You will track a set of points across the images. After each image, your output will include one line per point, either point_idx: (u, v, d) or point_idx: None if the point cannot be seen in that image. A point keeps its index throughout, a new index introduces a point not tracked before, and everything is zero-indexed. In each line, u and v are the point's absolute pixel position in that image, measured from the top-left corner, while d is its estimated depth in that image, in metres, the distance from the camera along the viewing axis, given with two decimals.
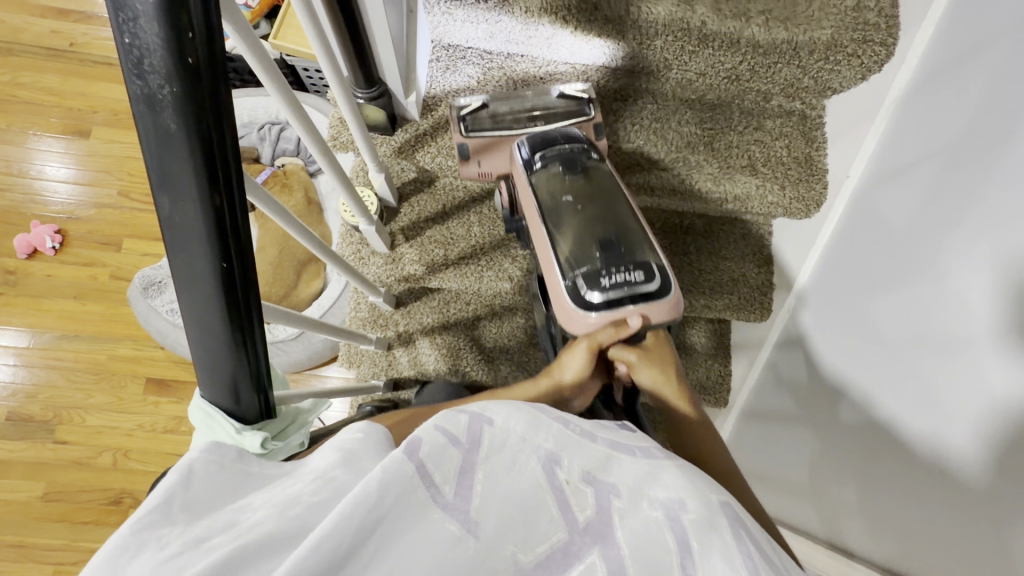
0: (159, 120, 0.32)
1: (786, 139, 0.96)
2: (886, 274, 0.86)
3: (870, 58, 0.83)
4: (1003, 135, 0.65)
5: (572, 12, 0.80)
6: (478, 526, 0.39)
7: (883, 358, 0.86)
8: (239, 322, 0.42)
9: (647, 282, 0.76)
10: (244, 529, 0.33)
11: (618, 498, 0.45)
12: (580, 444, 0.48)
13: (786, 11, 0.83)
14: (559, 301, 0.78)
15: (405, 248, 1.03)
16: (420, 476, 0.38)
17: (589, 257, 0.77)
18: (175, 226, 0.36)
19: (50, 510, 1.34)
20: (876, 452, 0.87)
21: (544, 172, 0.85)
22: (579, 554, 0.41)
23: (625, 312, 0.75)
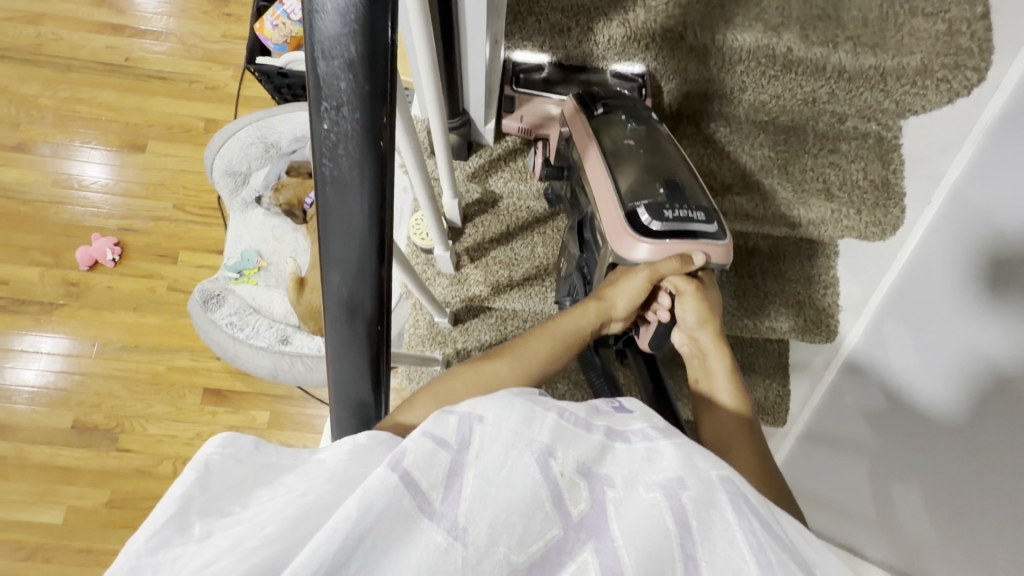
0: (344, 200, 0.33)
1: (863, 163, 0.94)
2: (975, 294, 0.81)
3: (960, 84, 0.81)
4: None
5: (655, 41, 0.82)
6: (465, 532, 0.36)
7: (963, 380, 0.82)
8: (377, 380, 0.42)
9: (704, 223, 0.75)
10: (246, 549, 0.33)
11: (612, 489, 0.43)
12: (577, 435, 0.45)
13: (874, 37, 0.81)
14: (613, 226, 0.75)
15: (470, 268, 1.04)
16: (405, 486, 0.36)
17: (650, 191, 0.76)
18: (337, 294, 0.37)
19: (115, 516, 1.38)
20: (947, 472, 0.84)
21: (604, 118, 0.81)
22: (571, 552, 0.40)
23: (685, 248, 0.74)
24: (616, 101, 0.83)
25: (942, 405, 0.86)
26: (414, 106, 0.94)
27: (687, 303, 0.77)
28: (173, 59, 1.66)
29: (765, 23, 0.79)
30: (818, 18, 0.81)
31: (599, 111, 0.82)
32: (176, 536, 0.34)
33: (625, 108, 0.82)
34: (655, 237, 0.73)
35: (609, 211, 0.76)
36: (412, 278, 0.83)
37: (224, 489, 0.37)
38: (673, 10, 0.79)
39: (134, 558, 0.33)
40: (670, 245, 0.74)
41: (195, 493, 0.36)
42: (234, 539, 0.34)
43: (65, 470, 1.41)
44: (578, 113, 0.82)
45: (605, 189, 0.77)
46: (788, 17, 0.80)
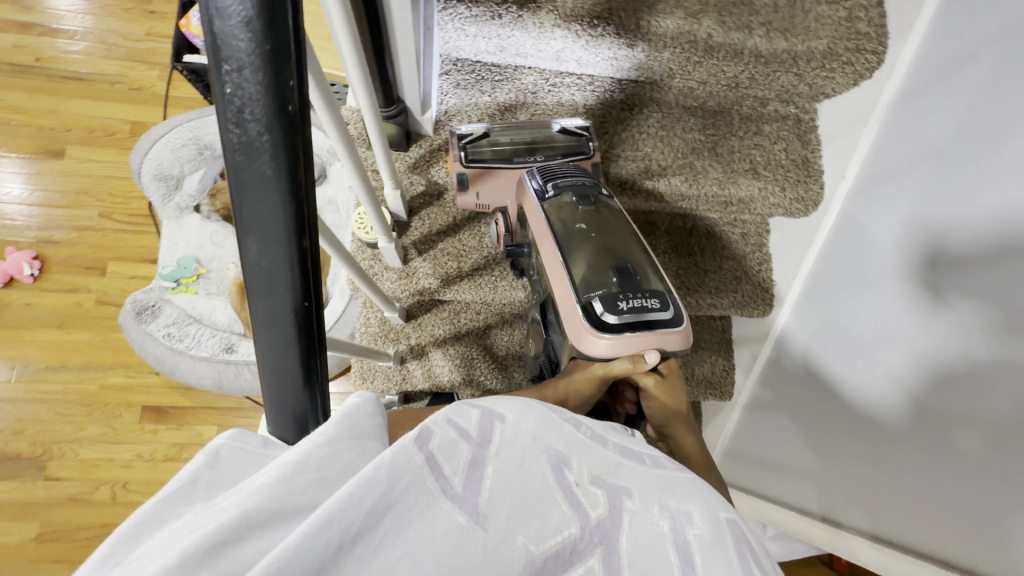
0: (255, 166, 0.32)
1: (785, 143, 0.99)
2: (881, 267, 0.94)
3: (862, 66, 0.88)
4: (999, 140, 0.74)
5: (584, 27, 0.82)
6: (487, 519, 0.36)
7: (891, 362, 0.93)
8: (310, 356, 0.41)
9: (660, 310, 0.75)
10: (252, 490, 0.32)
11: (631, 500, 0.44)
12: (591, 447, 0.47)
13: (785, 22, 0.86)
14: (572, 321, 0.77)
15: (418, 262, 1.03)
16: (429, 467, 0.36)
17: (604, 280, 0.77)
18: (258, 266, 0.36)
19: (46, 550, 1.28)
20: (884, 440, 0.95)
21: (554, 200, 0.86)
22: (582, 555, 0.40)
23: (643, 343, 0.74)
24: (567, 180, 0.87)
25: (871, 382, 0.96)
26: (348, 97, 0.93)
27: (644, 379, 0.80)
28: (91, 58, 1.56)
29: (687, 9, 0.84)
30: (734, 5, 0.86)
31: (550, 193, 0.87)
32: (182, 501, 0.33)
33: (573, 189, 0.86)
34: (612, 331, 0.73)
35: (564, 298, 0.78)
36: (359, 276, 0.81)
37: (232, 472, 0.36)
38: None
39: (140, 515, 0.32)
40: (628, 338, 0.74)
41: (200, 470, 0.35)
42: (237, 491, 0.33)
43: None
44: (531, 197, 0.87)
45: (561, 277, 0.80)
46: (706, 4, 0.85)
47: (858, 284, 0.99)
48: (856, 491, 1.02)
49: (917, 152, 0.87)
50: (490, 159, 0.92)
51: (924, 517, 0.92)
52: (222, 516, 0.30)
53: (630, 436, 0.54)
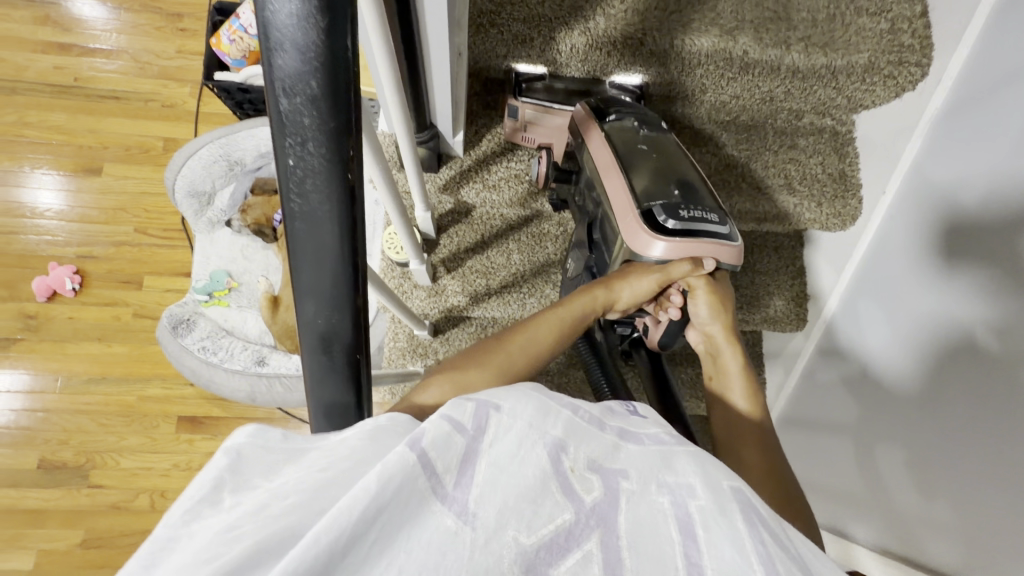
0: (316, 234, 0.33)
1: (820, 156, 0.98)
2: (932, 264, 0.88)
3: (904, 79, 0.86)
4: None
5: (617, 47, 0.81)
6: (476, 517, 0.35)
7: (937, 358, 0.87)
8: (363, 405, 0.42)
9: (716, 224, 0.77)
10: (268, 512, 0.31)
11: (625, 481, 0.44)
12: (589, 431, 0.46)
13: (824, 36, 0.83)
14: (627, 222, 0.77)
15: (447, 279, 1.04)
16: (421, 465, 0.35)
17: (664, 189, 0.78)
18: (316, 324, 0.37)
19: (90, 556, 1.32)
20: (941, 437, 0.86)
21: (616, 124, 0.82)
22: (579, 539, 0.38)
23: (701, 250, 0.76)
24: (628, 106, 0.84)
25: (919, 378, 0.90)
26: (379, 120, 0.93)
27: (698, 296, 0.82)
28: (125, 77, 1.60)
29: (721, 26, 0.81)
30: (769, 20, 0.83)
31: (611, 117, 0.83)
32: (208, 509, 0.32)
33: (636, 113, 0.83)
34: (670, 236, 0.75)
35: (623, 208, 0.77)
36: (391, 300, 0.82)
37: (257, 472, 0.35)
38: (631, 17, 0.79)
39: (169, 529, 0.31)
40: (684, 244, 0.75)
41: (229, 476, 0.34)
42: (262, 503, 0.32)
43: (34, 512, 1.34)
44: (592, 120, 0.83)
45: (620, 188, 0.78)
46: (742, 20, 0.82)
47: (907, 284, 0.92)
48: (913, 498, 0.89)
49: (959, 175, 0.82)
50: (546, 99, 0.86)
51: (948, 545, 0.83)
52: (244, 542, 0.29)
53: (633, 414, 0.56)
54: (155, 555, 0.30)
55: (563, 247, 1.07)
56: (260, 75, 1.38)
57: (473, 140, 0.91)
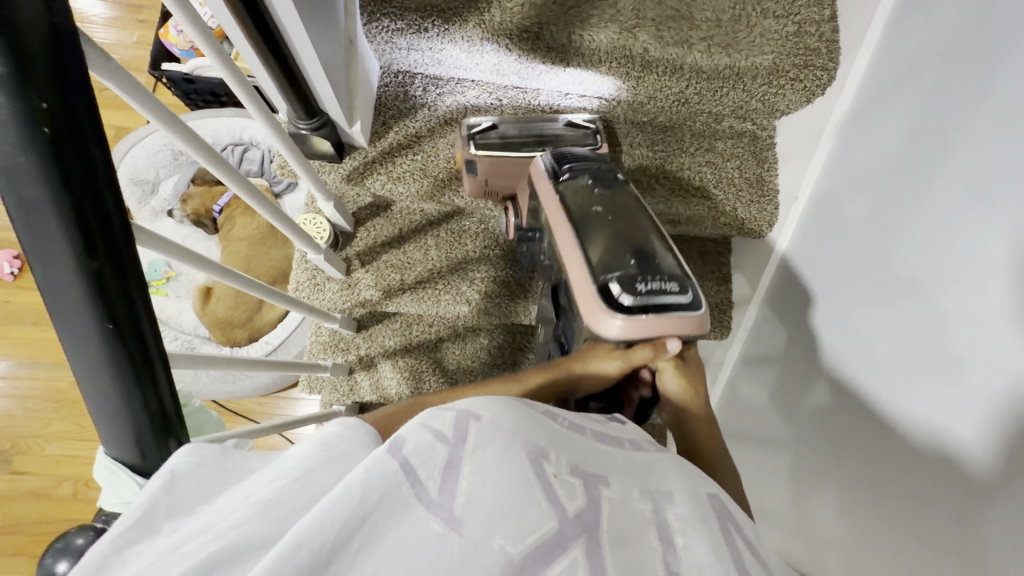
0: (16, 190, 0.31)
1: (738, 160, 0.97)
2: (857, 252, 0.82)
3: (812, 83, 0.84)
4: (936, 170, 0.69)
5: (514, 42, 0.80)
6: (462, 523, 0.40)
7: (853, 363, 0.81)
8: (149, 371, 0.41)
9: (680, 295, 0.73)
10: (221, 532, 0.36)
11: (605, 489, 0.49)
12: (569, 439, 0.53)
13: (727, 38, 0.82)
14: (584, 296, 0.74)
15: (361, 273, 1.02)
16: (403, 473, 0.40)
17: (622, 260, 0.73)
18: (49, 287, 0.35)
19: (8, 542, 1.31)
20: (866, 455, 0.76)
21: (570, 182, 0.82)
22: (563, 545, 0.42)
23: (661, 324, 0.72)
24: (584, 165, 0.83)
25: (844, 390, 0.82)
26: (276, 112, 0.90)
27: (667, 377, 0.77)
28: None
29: (620, 23, 0.81)
30: (672, 18, 0.83)
31: (565, 176, 0.83)
32: (143, 535, 0.37)
33: (591, 172, 0.82)
34: (627, 314, 0.71)
35: (581, 288, 0.74)
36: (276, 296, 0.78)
37: (189, 493, 0.41)
38: (528, 10, 0.79)
39: (100, 556, 0.35)
40: (643, 321, 0.71)
41: (160, 497, 0.39)
42: (203, 525, 0.38)
43: None
44: (547, 182, 0.82)
45: (575, 256, 0.76)
46: (643, 17, 0.82)
47: (835, 279, 0.87)
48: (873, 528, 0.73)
49: (865, 173, 0.81)
50: (501, 149, 0.88)
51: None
52: (185, 562, 0.34)
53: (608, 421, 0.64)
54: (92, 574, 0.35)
55: (482, 244, 1.06)
56: (207, 66, 1.38)
57: (378, 132, 0.90)
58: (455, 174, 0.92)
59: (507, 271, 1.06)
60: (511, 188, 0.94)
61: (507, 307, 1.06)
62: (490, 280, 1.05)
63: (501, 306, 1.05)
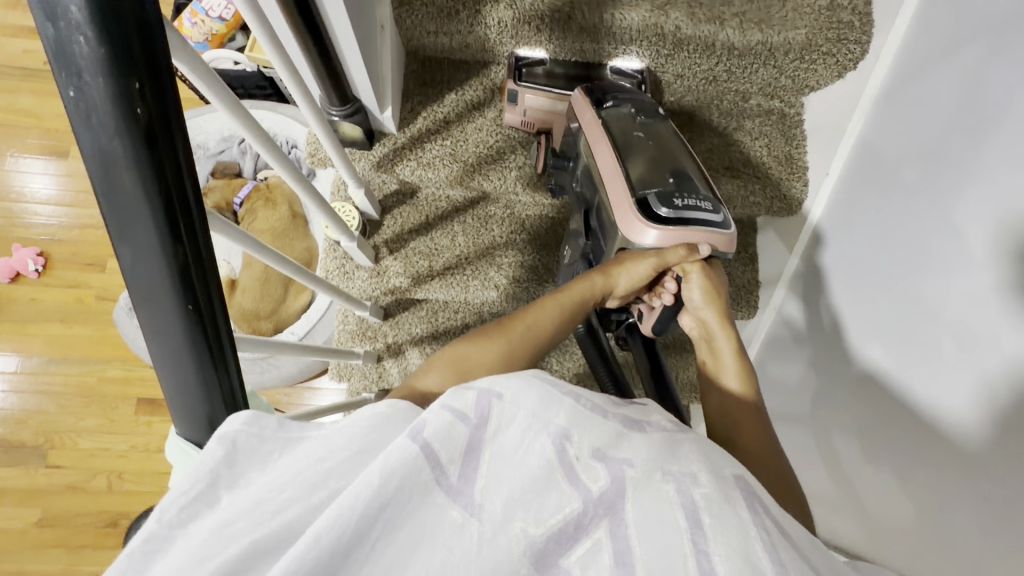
0: (113, 171, 0.32)
1: (767, 138, 0.96)
2: (889, 225, 0.82)
3: (844, 57, 0.83)
4: (978, 143, 0.67)
5: (545, 22, 0.79)
6: (481, 508, 0.42)
7: (886, 338, 0.82)
8: (222, 356, 0.42)
9: (711, 212, 0.75)
10: (267, 515, 0.38)
11: (632, 469, 0.47)
12: (591, 420, 0.50)
13: (760, 13, 0.82)
14: (620, 207, 0.75)
15: (390, 261, 1.03)
16: (424, 457, 0.42)
17: (660, 177, 0.76)
18: (135, 272, 0.36)
19: (46, 535, 1.33)
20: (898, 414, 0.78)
21: (613, 110, 0.81)
22: (587, 529, 0.44)
23: (695, 237, 0.74)
24: (626, 94, 0.82)
25: (877, 364, 0.83)
26: None
27: (693, 282, 0.78)
28: None
29: (652, 1, 0.80)
30: None
31: (607, 104, 0.81)
32: (204, 508, 0.39)
33: (633, 101, 0.82)
34: (663, 224, 0.73)
35: (618, 196, 0.75)
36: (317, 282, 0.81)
37: (250, 457, 0.42)
38: None
39: (166, 527, 0.38)
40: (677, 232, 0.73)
41: (222, 470, 0.41)
42: (252, 501, 0.39)
43: None
44: (588, 103, 0.80)
45: (615, 170, 0.76)
46: None
47: (872, 258, 0.86)
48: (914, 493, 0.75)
49: (899, 147, 0.81)
50: (548, 85, 0.85)
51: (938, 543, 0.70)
52: (235, 543, 0.37)
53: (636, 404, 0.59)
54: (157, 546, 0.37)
55: (509, 230, 1.06)
56: (223, 58, 1.37)
57: (406, 118, 0.90)
58: (487, 159, 0.91)
59: (535, 256, 1.06)
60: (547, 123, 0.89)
61: (536, 292, 1.06)
62: (518, 265, 1.05)
63: (530, 291, 1.06)
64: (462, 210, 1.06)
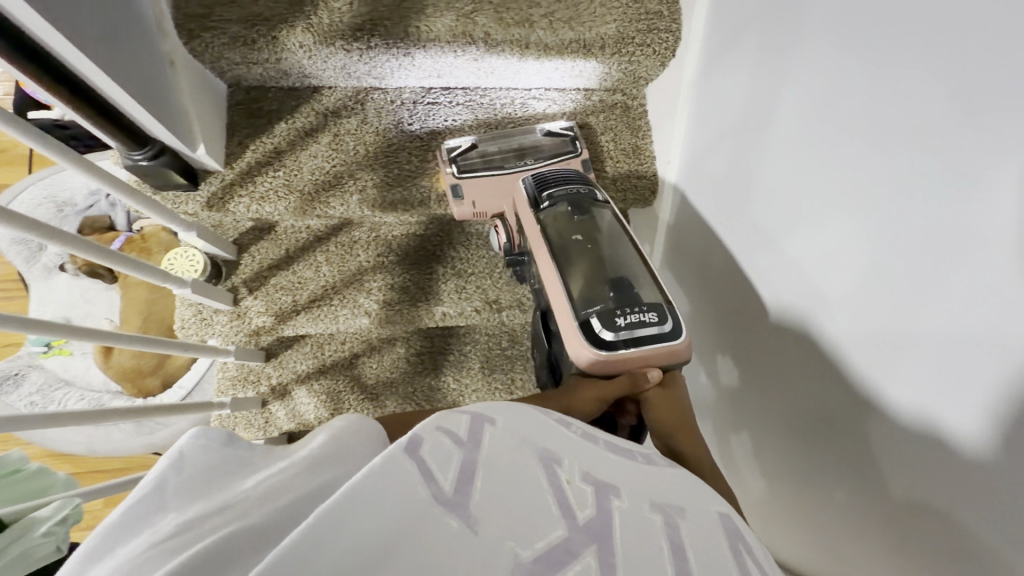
0: None
1: (612, 133, 0.96)
2: (724, 202, 0.83)
3: (661, 46, 0.85)
4: (774, 109, 0.68)
5: (349, 42, 0.77)
6: (477, 521, 0.38)
7: (740, 319, 0.82)
8: None
9: (659, 325, 0.69)
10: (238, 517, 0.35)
11: (618, 500, 0.45)
12: (581, 444, 0.53)
13: (569, 12, 0.82)
14: (569, 336, 0.71)
15: (250, 300, 0.99)
16: (419, 473, 0.39)
17: (600, 294, 0.72)
18: None
19: None
20: (805, 383, 0.66)
21: (550, 211, 0.80)
22: (577, 552, 0.39)
23: (640, 358, 0.68)
24: (562, 189, 0.81)
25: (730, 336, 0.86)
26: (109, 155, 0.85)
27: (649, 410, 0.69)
28: None
29: (458, 10, 0.79)
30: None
31: (544, 204, 0.81)
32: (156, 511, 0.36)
33: (569, 198, 0.80)
34: (610, 349, 0.68)
35: (561, 314, 0.73)
36: (146, 342, 0.77)
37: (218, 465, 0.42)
38: (359, 9, 0.77)
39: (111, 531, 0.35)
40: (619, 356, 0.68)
41: (170, 476, 0.39)
42: (219, 509, 0.36)
43: None
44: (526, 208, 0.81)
45: (557, 286, 0.75)
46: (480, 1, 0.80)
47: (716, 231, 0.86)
48: (869, 520, 0.57)
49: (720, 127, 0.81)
50: (484, 167, 0.88)
51: (902, 529, 0.52)
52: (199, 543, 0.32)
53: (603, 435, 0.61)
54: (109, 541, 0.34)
55: (376, 253, 1.03)
56: None
57: (234, 153, 0.87)
58: (324, 185, 0.87)
59: (405, 276, 1.03)
60: (498, 209, 0.90)
61: (409, 314, 1.02)
62: (389, 288, 1.02)
63: (403, 313, 1.01)
64: (324, 238, 1.03)
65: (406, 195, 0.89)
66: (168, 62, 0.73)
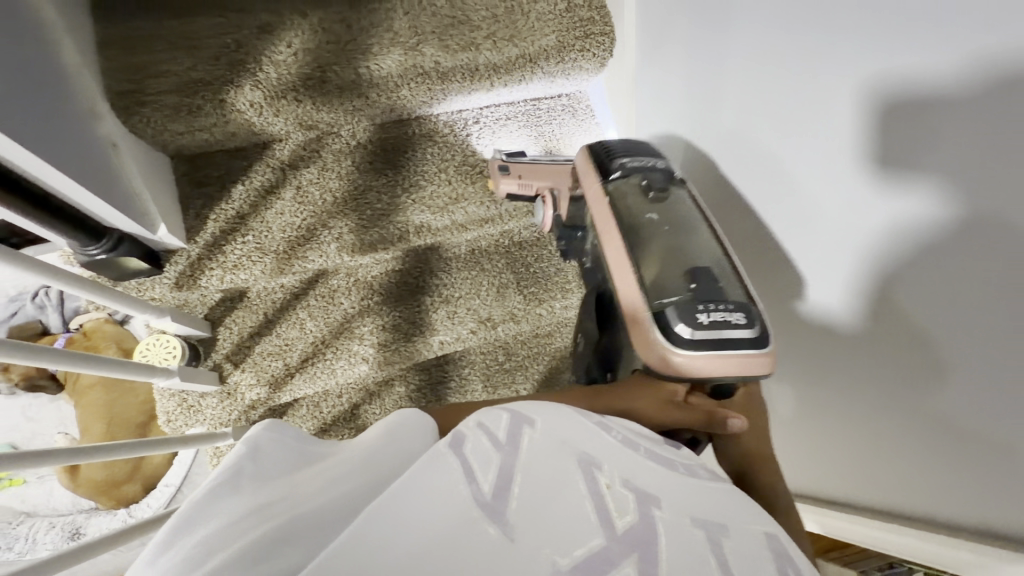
0: None
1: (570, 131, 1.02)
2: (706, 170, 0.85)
3: (598, 48, 0.89)
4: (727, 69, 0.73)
5: (302, 92, 0.76)
6: (514, 529, 0.36)
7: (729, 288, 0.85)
8: None
9: (745, 328, 0.61)
10: (288, 511, 0.37)
11: (659, 510, 0.39)
12: (625, 453, 0.46)
13: (509, 29, 0.84)
14: (637, 318, 0.67)
15: (237, 374, 0.95)
16: (462, 469, 0.39)
17: (676, 284, 0.66)
18: None
19: None
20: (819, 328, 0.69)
21: (621, 182, 0.77)
22: (613, 561, 0.35)
23: (724, 364, 0.60)
24: (634, 162, 0.78)
25: None
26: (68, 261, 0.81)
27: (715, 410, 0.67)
28: None
29: (404, 44, 0.80)
30: (452, 25, 0.82)
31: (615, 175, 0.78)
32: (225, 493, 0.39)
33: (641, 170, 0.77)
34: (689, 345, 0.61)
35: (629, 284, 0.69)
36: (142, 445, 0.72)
37: (274, 458, 0.44)
38: (304, 58, 0.76)
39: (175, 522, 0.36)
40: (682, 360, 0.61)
41: (246, 463, 0.42)
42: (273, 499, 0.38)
43: None
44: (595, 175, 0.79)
45: (622, 255, 0.72)
46: (422, 32, 0.81)
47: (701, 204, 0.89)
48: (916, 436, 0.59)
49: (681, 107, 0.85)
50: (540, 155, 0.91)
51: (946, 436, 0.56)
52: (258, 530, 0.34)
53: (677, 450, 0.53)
54: (179, 524, 0.36)
55: (360, 298, 1.00)
56: None
57: (194, 227, 0.83)
58: (298, 241, 0.85)
59: (394, 314, 1.01)
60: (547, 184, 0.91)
61: (407, 350, 1.00)
62: (381, 329, 1.00)
63: (400, 351, 1.00)
64: (300, 294, 0.99)
65: (383, 234, 0.88)
66: (109, 145, 0.68)
